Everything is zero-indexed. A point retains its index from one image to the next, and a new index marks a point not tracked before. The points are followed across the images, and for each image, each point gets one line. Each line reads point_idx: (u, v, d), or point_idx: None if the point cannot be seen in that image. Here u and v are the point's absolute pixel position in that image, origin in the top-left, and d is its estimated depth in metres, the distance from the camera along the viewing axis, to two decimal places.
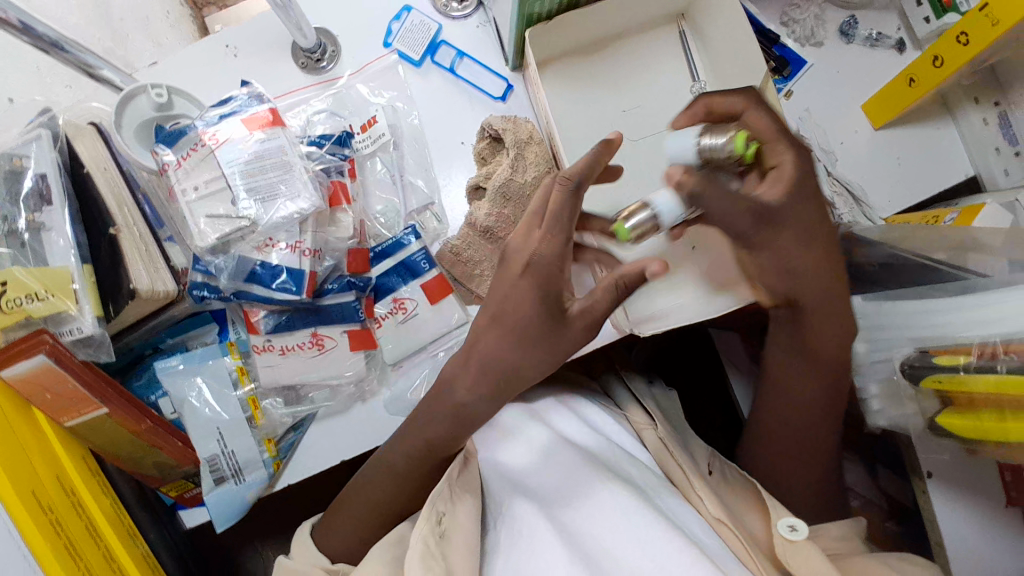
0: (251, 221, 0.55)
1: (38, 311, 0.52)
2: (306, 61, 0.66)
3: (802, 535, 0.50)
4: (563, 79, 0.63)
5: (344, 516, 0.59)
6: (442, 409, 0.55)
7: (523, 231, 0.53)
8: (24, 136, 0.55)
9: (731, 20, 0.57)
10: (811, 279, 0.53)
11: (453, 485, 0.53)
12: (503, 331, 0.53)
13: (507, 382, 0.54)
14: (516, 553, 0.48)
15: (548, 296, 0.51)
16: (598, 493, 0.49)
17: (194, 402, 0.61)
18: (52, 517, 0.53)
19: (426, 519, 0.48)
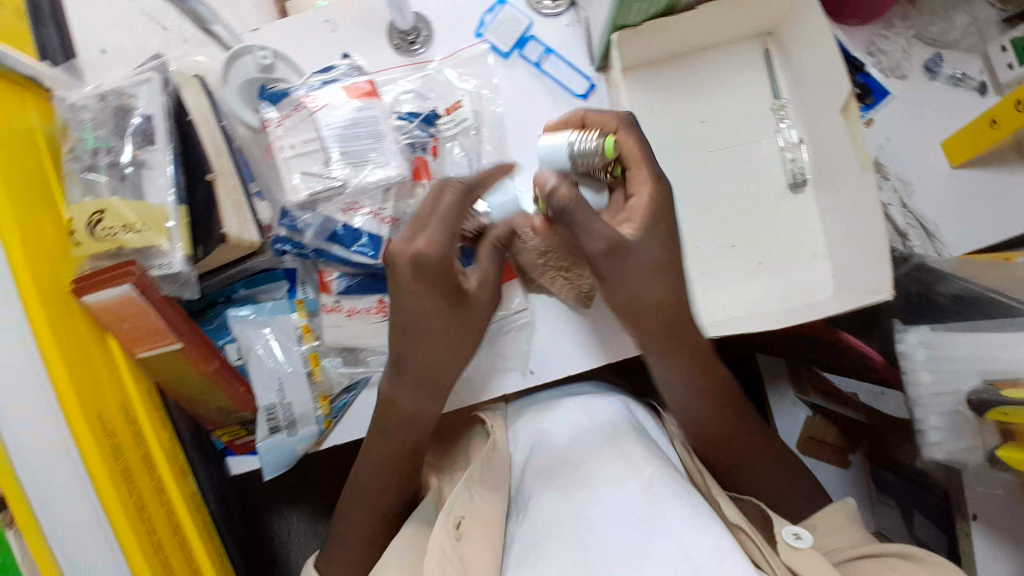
0: (342, 181, 0.57)
1: (131, 242, 0.54)
2: (399, 43, 0.68)
3: (807, 543, 0.52)
4: (646, 85, 0.64)
5: (352, 514, 0.64)
6: (386, 426, 0.61)
7: (411, 231, 0.54)
8: (135, 77, 0.57)
9: (817, 43, 0.57)
10: (658, 314, 0.57)
11: (475, 493, 0.61)
12: (416, 342, 0.57)
13: (427, 377, 0.59)
14: (529, 543, 0.53)
15: (453, 287, 0.56)
16: (610, 492, 0.54)
17: (260, 352, 0.64)
18: (113, 443, 0.56)
19: (442, 527, 0.56)
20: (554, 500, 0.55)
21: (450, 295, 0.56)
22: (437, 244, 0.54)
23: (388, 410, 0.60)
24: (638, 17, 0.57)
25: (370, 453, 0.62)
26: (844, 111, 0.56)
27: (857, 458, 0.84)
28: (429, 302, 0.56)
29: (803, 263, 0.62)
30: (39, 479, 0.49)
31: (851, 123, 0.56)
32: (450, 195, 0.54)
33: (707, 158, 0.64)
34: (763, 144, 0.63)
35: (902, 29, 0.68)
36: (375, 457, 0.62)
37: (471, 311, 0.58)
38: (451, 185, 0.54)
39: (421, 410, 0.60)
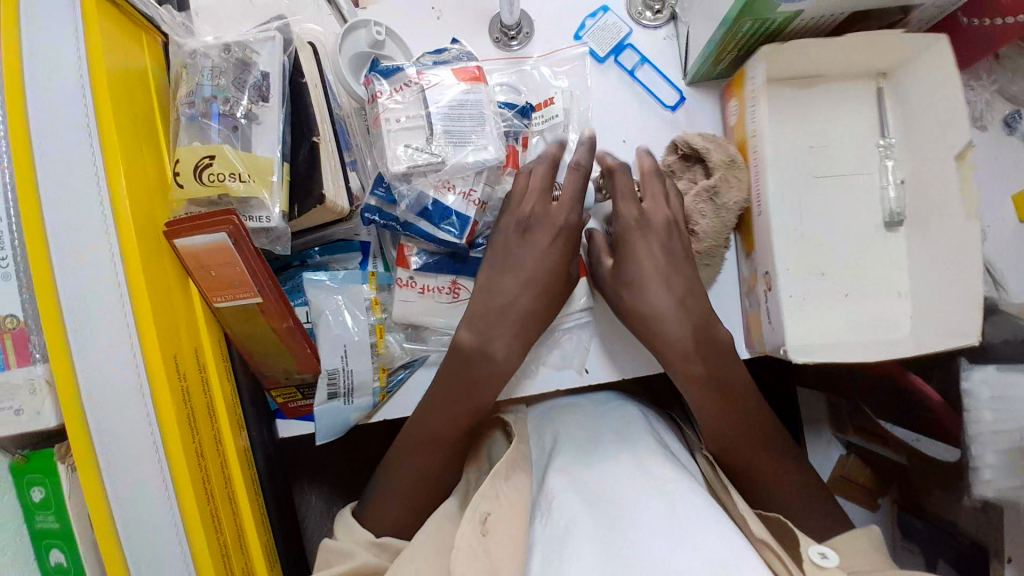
0: (442, 159, 0.59)
1: (236, 190, 0.56)
2: (500, 36, 0.71)
3: (833, 563, 0.49)
4: (775, 103, 0.64)
5: (400, 478, 0.63)
6: (469, 373, 0.61)
7: (541, 203, 0.63)
8: (261, 34, 0.60)
9: (935, 80, 0.58)
10: (671, 338, 0.60)
11: (500, 492, 0.57)
12: (524, 283, 0.62)
13: (518, 325, 0.62)
14: (550, 542, 0.51)
15: (567, 257, 0.63)
16: (645, 509, 0.51)
17: (329, 317, 0.65)
18: (184, 385, 0.56)
19: (468, 521, 0.53)
20: (573, 502, 0.53)
21: (564, 260, 0.63)
22: (568, 217, 0.63)
23: (476, 361, 0.61)
24: (742, 36, 0.59)
25: (439, 399, 0.62)
26: (959, 158, 0.57)
27: (886, 503, 0.85)
28: (550, 253, 0.62)
29: (878, 300, 0.63)
30: (104, 417, 0.50)
31: (964, 170, 0.57)
32: (575, 176, 0.63)
33: (818, 182, 0.64)
34: (865, 180, 0.64)
35: (987, 82, 0.71)
36: (442, 412, 0.62)
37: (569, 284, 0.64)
38: (575, 168, 0.64)
39: (508, 365, 0.62)
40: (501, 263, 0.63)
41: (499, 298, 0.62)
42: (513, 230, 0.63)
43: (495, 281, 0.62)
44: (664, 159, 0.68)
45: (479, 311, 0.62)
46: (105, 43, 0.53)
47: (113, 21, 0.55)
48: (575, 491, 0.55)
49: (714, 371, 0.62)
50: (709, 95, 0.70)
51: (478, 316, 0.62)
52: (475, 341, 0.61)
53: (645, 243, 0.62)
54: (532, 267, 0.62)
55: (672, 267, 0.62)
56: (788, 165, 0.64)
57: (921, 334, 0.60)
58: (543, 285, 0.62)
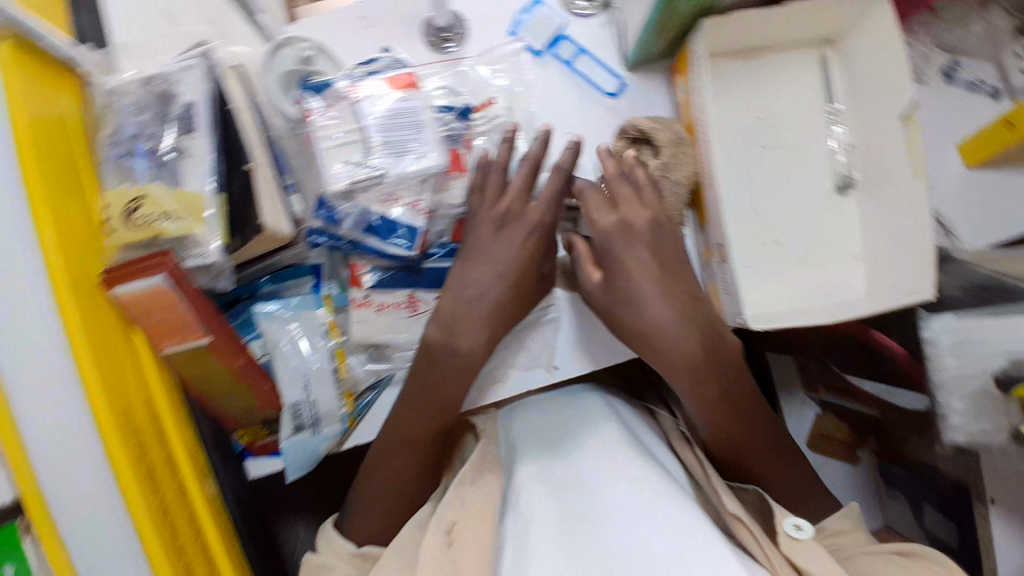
0: (382, 172, 0.57)
1: (172, 230, 0.54)
2: (434, 40, 0.69)
3: (807, 534, 0.50)
4: (723, 79, 0.63)
5: (374, 489, 0.62)
6: (434, 373, 0.58)
7: (520, 201, 0.60)
8: (180, 63, 0.57)
9: (876, 44, 0.58)
10: (683, 366, 0.55)
11: (466, 497, 0.58)
12: (501, 281, 0.59)
13: (488, 315, 0.59)
14: (516, 535, 0.51)
15: (540, 252, 0.61)
16: (617, 496, 0.50)
17: (285, 349, 0.63)
18: (137, 439, 0.53)
19: (432, 535, 0.54)
20: (540, 498, 0.53)
21: (536, 258, 0.61)
22: (546, 216, 0.60)
23: (442, 356, 0.58)
24: (678, 15, 0.57)
25: (411, 406, 0.59)
26: (904, 120, 0.56)
27: (865, 455, 0.85)
28: (525, 250, 0.59)
29: (835, 265, 0.63)
30: (60, 487, 0.47)
31: (910, 131, 0.56)
32: (524, 168, 0.61)
33: (763, 153, 0.63)
34: (813, 147, 0.64)
35: (924, 36, 0.72)
36: (410, 417, 0.60)
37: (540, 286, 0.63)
38: (556, 170, 0.61)
39: (477, 363, 0.59)
40: (471, 259, 0.60)
41: (469, 291, 0.59)
42: (485, 223, 0.60)
43: (469, 279, 0.59)
44: (612, 146, 0.66)
45: (446, 307, 0.59)
46: (24, 99, 0.49)
47: (34, 70, 0.51)
48: (545, 487, 0.54)
49: (728, 388, 0.56)
50: (652, 77, 0.69)
51: (444, 311, 0.59)
52: (442, 334, 0.58)
53: (633, 251, 0.55)
54: (506, 259, 0.59)
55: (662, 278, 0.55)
56: (733, 140, 0.64)
57: (878, 295, 0.60)
58: (515, 281, 0.59)
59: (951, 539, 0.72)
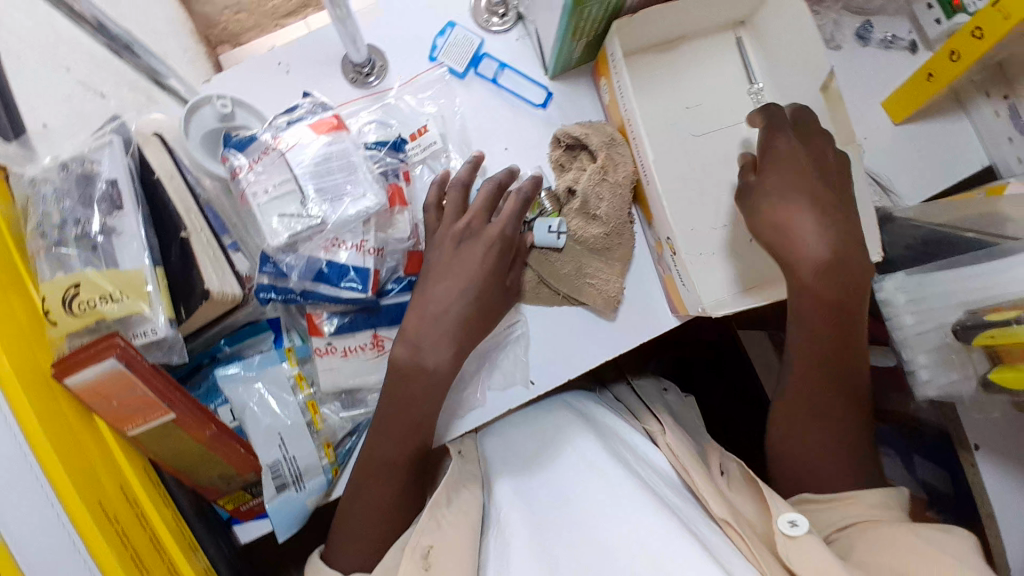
0: (321, 218, 0.56)
1: (111, 313, 0.53)
2: (355, 76, 0.69)
3: (802, 531, 0.49)
4: (642, 73, 0.64)
5: (352, 516, 0.59)
6: (407, 391, 0.58)
7: (478, 220, 0.62)
8: (97, 142, 0.58)
9: (785, 12, 0.59)
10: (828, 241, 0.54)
11: (442, 519, 0.56)
12: (463, 295, 0.60)
13: (451, 332, 0.59)
14: (500, 551, 0.52)
15: (501, 265, 0.62)
16: (607, 503, 0.51)
17: (255, 409, 0.62)
18: (119, 527, 0.51)
19: (408, 560, 0.52)
20: (518, 520, 0.54)
21: (497, 271, 0.61)
22: (505, 231, 0.62)
23: (413, 374, 0.58)
24: (587, 23, 0.59)
25: (384, 429, 0.59)
26: (824, 90, 0.58)
27: None
28: (485, 263, 0.60)
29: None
30: None
31: (832, 101, 0.57)
32: (488, 187, 0.63)
33: (698, 141, 0.64)
34: (743, 127, 0.64)
35: (832, 3, 0.75)
36: (384, 437, 0.59)
37: (506, 299, 0.63)
38: (517, 192, 0.63)
39: (449, 378, 0.59)
40: (434, 276, 0.61)
41: (432, 306, 0.60)
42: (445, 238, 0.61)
43: (433, 293, 0.60)
44: (549, 156, 0.68)
45: (413, 323, 0.60)
46: None
47: None
48: (522, 506, 0.56)
49: (843, 305, 0.55)
50: (577, 80, 0.70)
51: (412, 327, 0.59)
52: (410, 352, 0.59)
53: (788, 148, 0.55)
54: (467, 270, 0.60)
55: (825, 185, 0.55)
56: (667, 133, 0.64)
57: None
58: (476, 294, 0.60)
59: (945, 485, 0.74)
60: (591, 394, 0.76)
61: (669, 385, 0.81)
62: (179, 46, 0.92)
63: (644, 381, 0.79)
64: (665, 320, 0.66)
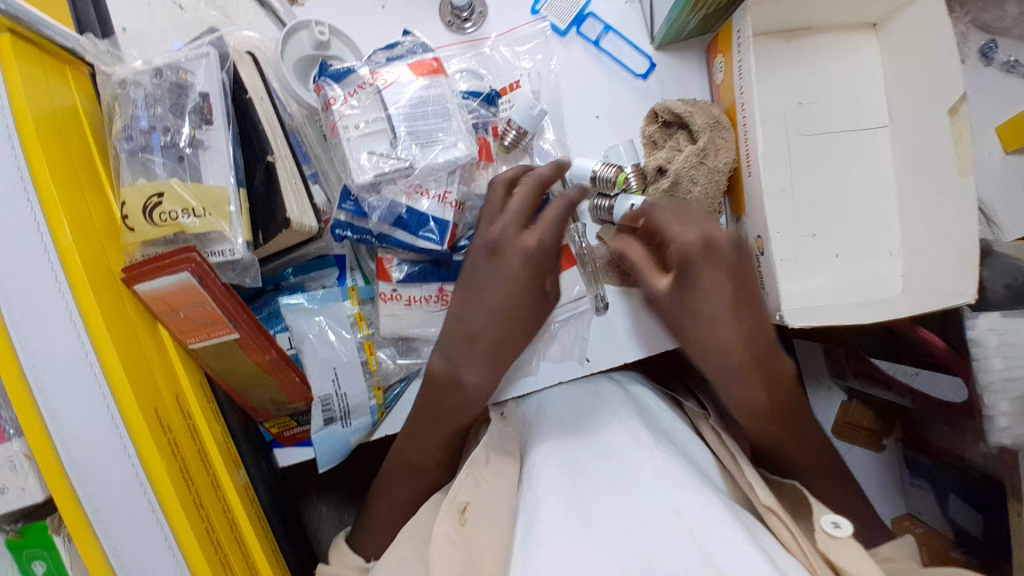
0: (409, 163, 0.55)
1: (193, 227, 0.53)
2: (452, 20, 0.67)
3: (845, 533, 0.48)
4: (766, 57, 0.63)
5: (383, 505, 0.64)
6: (443, 404, 0.59)
7: (514, 225, 0.57)
8: (194, 52, 0.56)
9: (929, 17, 0.56)
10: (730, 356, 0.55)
11: (480, 478, 0.59)
12: (500, 319, 0.57)
13: (492, 355, 0.57)
14: (526, 515, 0.50)
15: (538, 275, 0.58)
16: (653, 484, 0.48)
17: (314, 339, 0.61)
18: (170, 438, 0.52)
19: (446, 512, 0.55)
20: (557, 480, 0.52)
21: (539, 282, 0.58)
22: (542, 240, 0.57)
23: (451, 390, 0.58)
24: None
25: (418, 434, 0.61)
26: (951, 112, 0.55)
27: (890, 441, 0.89)
28: (519, 282, 0.57)
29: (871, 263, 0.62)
30: (97, 493, 0.47)
31: (957, 125, 0.55)
32: (526, 185, 0.58)
33: (803, 141, 0.63)
34: (849, 135, 0.63)
35: (961, 14, 0.70)
36: (414, 443, 0.61)
37: (548, 303, 0.60)
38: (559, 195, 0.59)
39: (481, 388, 0.58)
40: (476, 292, 0.58)
41: (472, 325, 0.57)
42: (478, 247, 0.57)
43: (468, 311, 0.58)
44: (641, 130, 0.66)
45: (452, 336, 0.58)
46: (27, 89, 0.46)
47: (32, 61, 0.48)
48: (560, 469, 0.53)
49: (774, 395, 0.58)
50: (681, 58, 0.67)
51: (452, 341, 0.58)
52: (447, 367, 0.58)
53: (713, 274, 0.53)
54: (508, 291, 0.57)
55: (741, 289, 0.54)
56: (778, 127, 0.63)
57: (915, 296, 0.58)
58: (513, 314, 0.57)
59: (976, 529, 0.76)
60: (649, 380, 0.75)
61: None
62: None
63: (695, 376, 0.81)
64: None
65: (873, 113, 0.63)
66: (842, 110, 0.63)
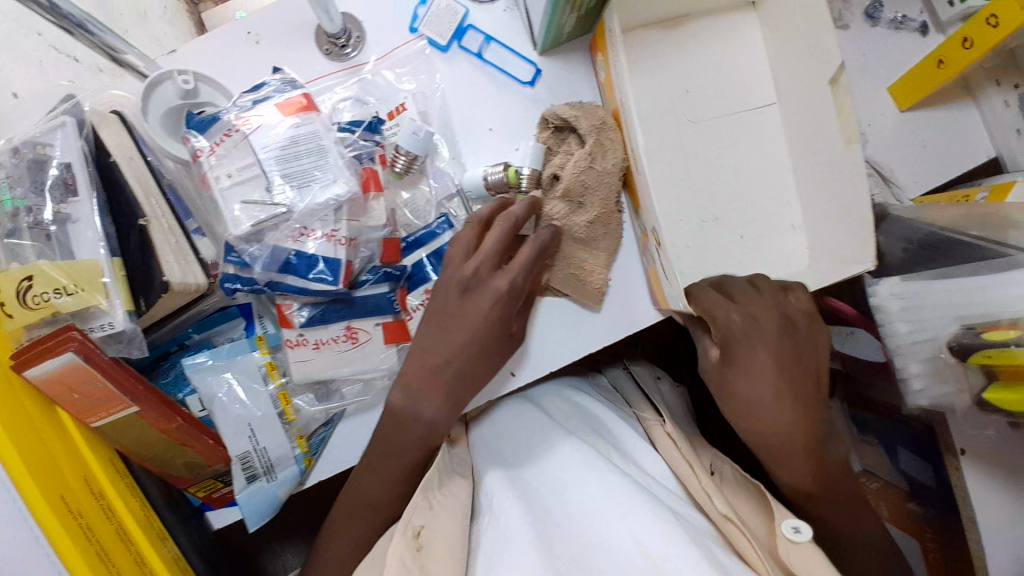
0: (287, 207, 0.53)
1: (66, 306, 0.50)
2: (330, 48, 0.64)
3: (805, 538, 0.47)
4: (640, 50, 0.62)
5: (329, 555, 0.62)
6: (398, 438, 0.58)
7: (489, 265, 0.58)
8: (49, 124, 0.54)
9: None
10: (772, 434, 0.54)
11: (434, 502, 0.54)
12: (464, 350, 0.57)
13: (453, 385, 0.58)
14: (491, 545, 0.49)
15: (507, 316, 0.58)
16: (607, 505, 0.49)
17: (223, 399, 0.60)
18: (82, 522, 0.50)
19: (400, 538, 0.48)
20: (512, 502, 0.52)
21: (505, 320, 0.58)
22: (514, 282, 0.58)
23: (407, 425, 0.58)
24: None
25: (373, 468, 0.60)
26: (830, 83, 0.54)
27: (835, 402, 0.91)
28: (487, 321, 0.57)
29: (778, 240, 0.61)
30: None
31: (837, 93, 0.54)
32: (502, 225, 0.58)
33: (694, 129, 0.62)
34: (739, 116, 0.63)
35: None
36: (370, 479, 0.59)
37: (512, 340, 0.60)
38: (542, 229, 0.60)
39: (439, 419, 0.58)
40: (443, 326, 0.58)
41: (432, 356, 0.57)
42: (447, 284, 0.58)
43: (433, 348, 0.58)
44: (535, 137, 0.65)
45: (414, 369, 0.58)
46: None
47: None
48: (516, 493, 0.54)
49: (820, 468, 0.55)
50: (567, 60, 0.65)
51: (415, 377, 0.58)
52: (405, 401, 0.58)
53: (754, 351, 0.53)
54: (473, 328, 0.57)
55: (790, 372, 0.53)
56: (666, 119, 0.62)
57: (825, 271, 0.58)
58: (479, 349, 0.58)
59: (929, 480, 0.75)
60: (604, 395, 0.76)
61: (663, 378, 0.82)
62: (158, 3, 0.91)
63: (642, 369, 0.82)
64: (648, 313, 0.65)
65: (760, 90, 0.63)
66: (729, 94, 0.63)
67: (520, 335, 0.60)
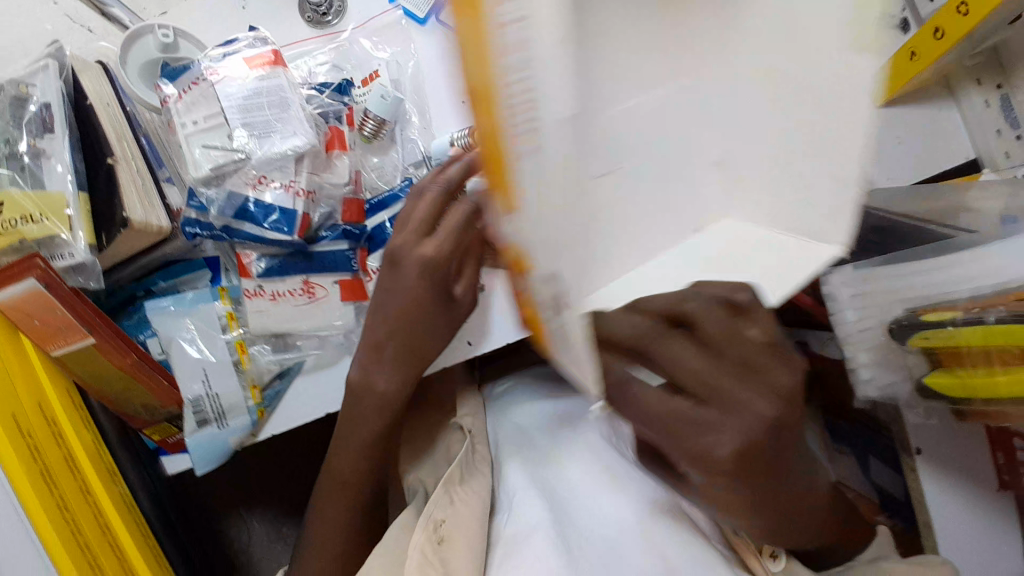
0: (245, 153, 0.56)
1: (31, 232, 0.54)
2: (312, 16, 0.67)
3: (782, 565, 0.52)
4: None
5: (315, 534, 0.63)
6: (359, 409, 0.59)
7: (415, 234, 0.52)
8: (33, 66, 0.58)
9: None
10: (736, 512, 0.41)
11: (455, 495, 0.57)
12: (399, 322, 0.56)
13: (402, 356, 0.58)
14: (513, 545, 0.54)
15: (441, 284, 0.54)
16: (625, 519, 0.53)
17: (182, 343, 0.61)
18: (30, 441, 0.53)
19: (422, 533, 0.54)
20: (533, 499, 0.56)
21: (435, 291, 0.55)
22: (440, 249, 0.51)
23: (366, 394, 0.59)
24: None
25: (342, 443, 0.61)
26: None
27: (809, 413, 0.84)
28: (418, 290, 0.54)
29: None
30: None
31: None
32: (433, 190, 0.51)
33: None
34: None
35: None
36: (352, 466, 0.61)
37: (456, 308, 0.57)
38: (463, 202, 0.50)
39: (399, 391, 0.59)
40: (383, 297, 0.56)
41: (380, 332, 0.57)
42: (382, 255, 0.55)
43: (377, 320, 0.57)
44: None
45: (366, 345, 0.58)
46: None
47: None
48: (536, 489, 0.57)
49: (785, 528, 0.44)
50: None
51: (364, 351, 0.58)
52: (360, 373, 0.59)
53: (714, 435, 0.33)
54: (406, 298, 0.55)
55: (762, 475, 0.36)
56: None
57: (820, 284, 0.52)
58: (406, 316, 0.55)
59: (899, 491, 0.73)
60: None
61: None
62: None
63: None
64: None
65: None
66: None
67: (466, 298, 0.57)
